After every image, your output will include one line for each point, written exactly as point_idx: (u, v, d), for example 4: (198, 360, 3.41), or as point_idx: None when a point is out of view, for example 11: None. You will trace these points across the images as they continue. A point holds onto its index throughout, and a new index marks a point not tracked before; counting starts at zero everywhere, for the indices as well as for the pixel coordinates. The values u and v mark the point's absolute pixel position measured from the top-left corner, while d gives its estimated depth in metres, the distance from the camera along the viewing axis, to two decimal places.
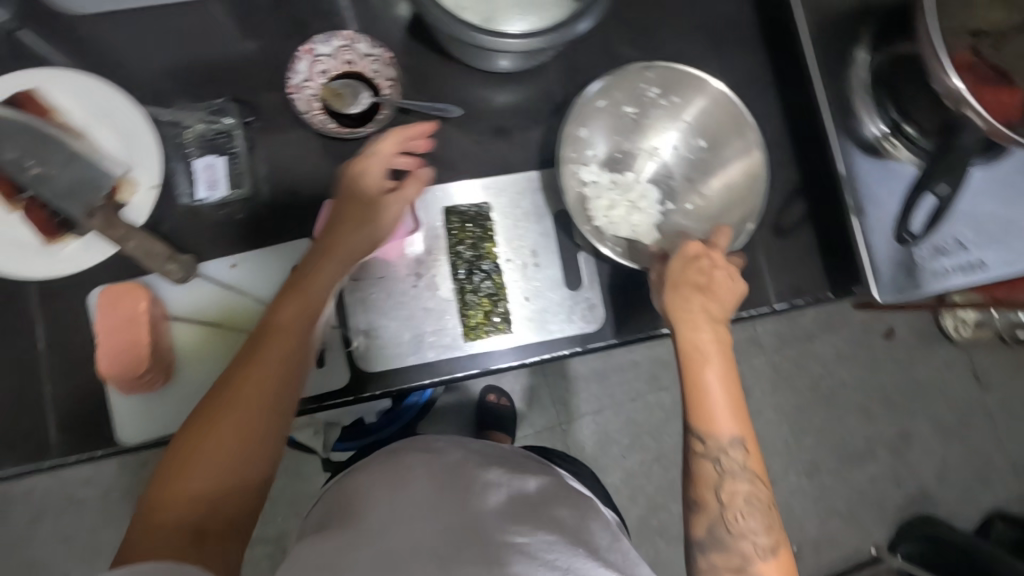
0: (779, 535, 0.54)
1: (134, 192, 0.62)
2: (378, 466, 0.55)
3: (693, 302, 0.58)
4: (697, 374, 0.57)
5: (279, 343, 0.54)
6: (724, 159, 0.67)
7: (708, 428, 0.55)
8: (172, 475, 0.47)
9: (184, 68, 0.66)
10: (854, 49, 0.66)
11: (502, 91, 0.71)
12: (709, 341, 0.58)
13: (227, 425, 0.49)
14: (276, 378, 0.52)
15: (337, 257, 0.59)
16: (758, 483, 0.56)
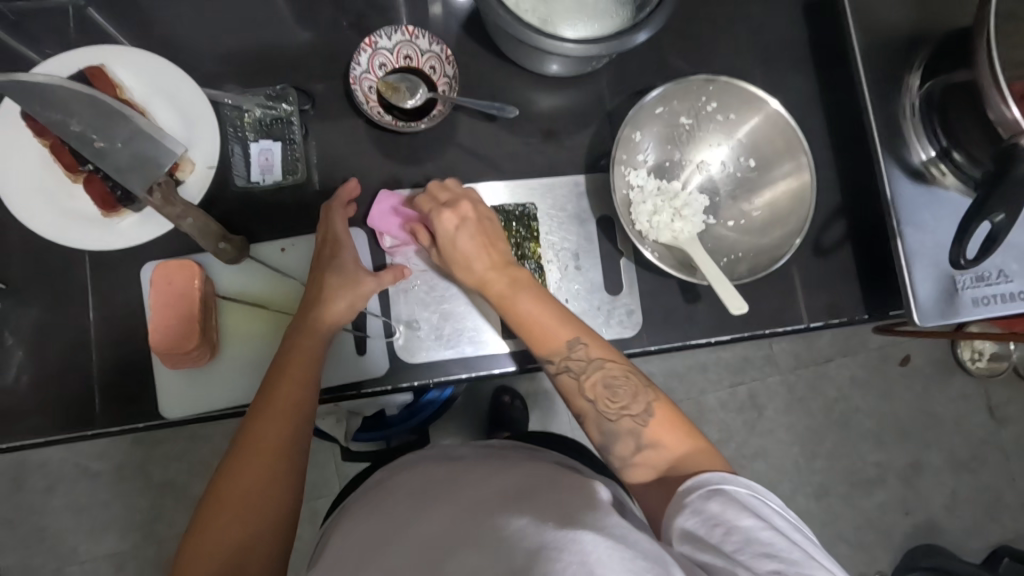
0: (650, 394, 0.55)
1: (192, 171, 0.63)
2: (380, 497, 0.58)
3: (464, 244, 0.60)
4: (511, 304, 0.58)
5: (294, 368, 0.57)
6: (772, 177, 0.68)
7: (547, 350, 0.57)
8: (204, 537, 0.48)
9: (246, 53, 0.68)
10: (909, 75, 0.67)
11: (553, 95, 0.72)
12: (502, 281, 0.59)
13: (250, 474, 0.51)
14: (283, 426, 0.54)
15: (342, 286, 0.60)
16: (612, 363, 0.56)
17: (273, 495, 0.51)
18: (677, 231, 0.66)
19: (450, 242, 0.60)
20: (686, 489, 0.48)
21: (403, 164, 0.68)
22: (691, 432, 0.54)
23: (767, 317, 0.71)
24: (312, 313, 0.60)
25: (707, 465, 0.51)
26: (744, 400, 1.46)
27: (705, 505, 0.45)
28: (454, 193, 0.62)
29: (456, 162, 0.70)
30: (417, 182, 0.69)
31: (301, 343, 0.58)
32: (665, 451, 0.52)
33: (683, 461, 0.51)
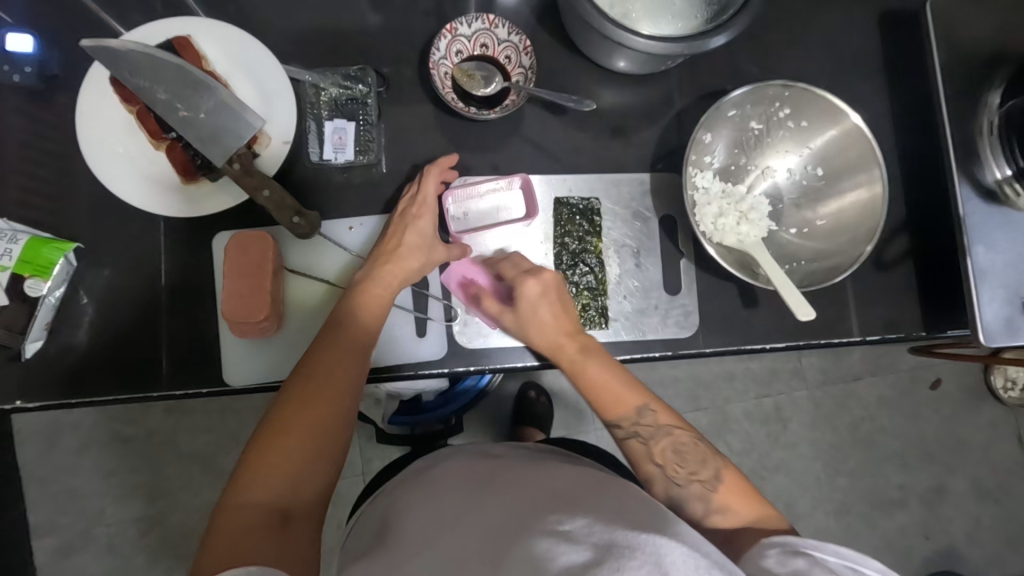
0: (717, 461, 0.58)
1: (268, 145, 0.64)
2: (424, 484, 0.61)
3: (541, 324, 0.62)
4: (581, 371, 0.61)
5: (367, 319, 0.61)
6: (841, 188, 0.67)
7: (615, 414, 0.60)
8: (258, 466, 0.51)
9: (325, 32, 0.68)
10: (988, 93, 0.66)
11: (623, 93, 0.72)
12: (574, 348, 0.62)
13: (305, 410, 0.54)
14: (344, 374, 0.57)
15: (405, 260, 0.63)
16: (679, 430, 0.60)
17: (326, 436, 0.53)
18: (746, 235, 0.67)
19: (528, 312, 0.62)
20: (772, 544, 0.51)
21: (471, 152, 0.69)
22: (761, 496, 0.57)
23: (823, 327, 0.70)
24: (381, 271, 0.62)
25: (772, 529, 0.54)
26: (769, 412, 1.45)
27: (790, 559, 0.48)
28: (521, 271, 0.63)
29: (523, 154, 0.70)
30: (484, 171, 0.69)
31: (364, 297, 0.62)
32: (733, 518, 0.56)
33: (755, 523, 0.55)
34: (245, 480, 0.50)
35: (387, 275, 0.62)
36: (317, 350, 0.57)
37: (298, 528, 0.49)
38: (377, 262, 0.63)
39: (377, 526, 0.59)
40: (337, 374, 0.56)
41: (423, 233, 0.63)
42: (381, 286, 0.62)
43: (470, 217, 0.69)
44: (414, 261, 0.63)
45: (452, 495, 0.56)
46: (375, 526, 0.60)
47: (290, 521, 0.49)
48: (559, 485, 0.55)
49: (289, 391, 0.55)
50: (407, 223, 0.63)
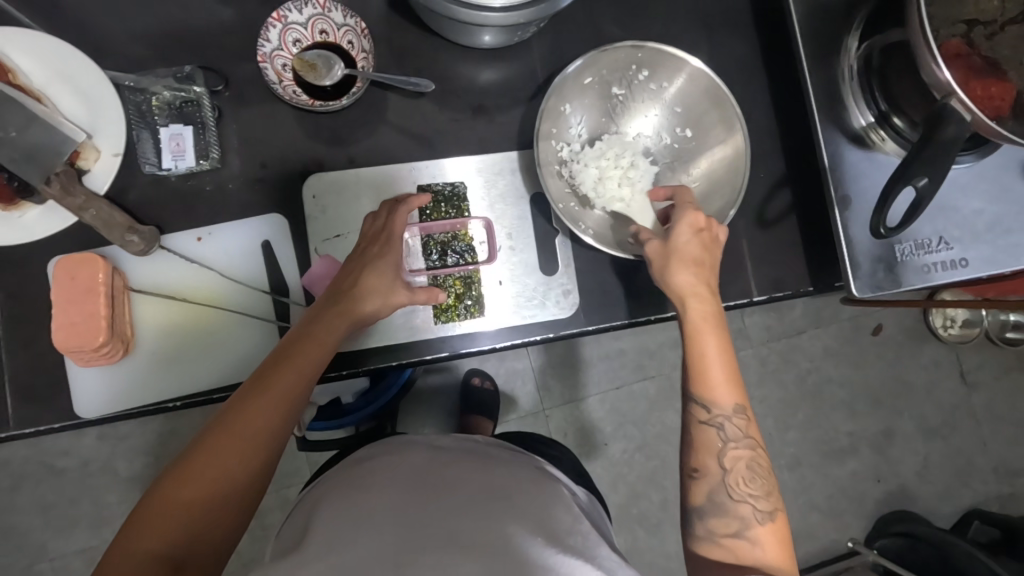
0: (778, 502, 0.54)
1: (97, 158, 0.60)
2: (356, 478, 0.53)
3: (683, 268, 0.58)
4: (699, 341, 0.56)
5: (312, 354, 0.54)
6: (708, 146, 0.67)
7: (710, 395, 0.55)
8: (159, 508, 0.45)
9: (154, 32, 0.64)
10: (846, 36, 0.64)
11: (484, 67, 0.68)
12: (710, 307, 0.58)
13: (225, 454, 0.47)
14: (271, 421, 0.50)
15: (366, 291, 0.58)
16: (759, 450, 0.55)
17: (244, 484, 0.48)
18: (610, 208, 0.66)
19: (680, 249, 0.58)
20: None
21: (327, 145, 0.65)
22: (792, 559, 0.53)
23: None
24: (332, 307, 0.57)
25: None
26: None
27: None
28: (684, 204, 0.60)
29: (384, 142, 0.67)
30: (342, 165, 0.66)
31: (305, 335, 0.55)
32: (764, 555, 0.51)
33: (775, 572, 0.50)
34: (142, 521, 0.44)
35: (342, 308, 0.57)
36: (258, 378, 0.52)
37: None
38: (337, 289, 0.58)
39: (296, 530, 0.52)
40: (266, 419, 0.50)
41: (383, 268, 0.59)
42: (325, 329, 0.56)
43: (329, 214, 0.65)
44: (370, 294, 0.58)
45: (390, 491, 0.50)
46: (294, 530, 0.52)
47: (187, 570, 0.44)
48: (493, 487, 0.52)
49: (209, 432, 0.49)
50: (364, 258, 0.59)
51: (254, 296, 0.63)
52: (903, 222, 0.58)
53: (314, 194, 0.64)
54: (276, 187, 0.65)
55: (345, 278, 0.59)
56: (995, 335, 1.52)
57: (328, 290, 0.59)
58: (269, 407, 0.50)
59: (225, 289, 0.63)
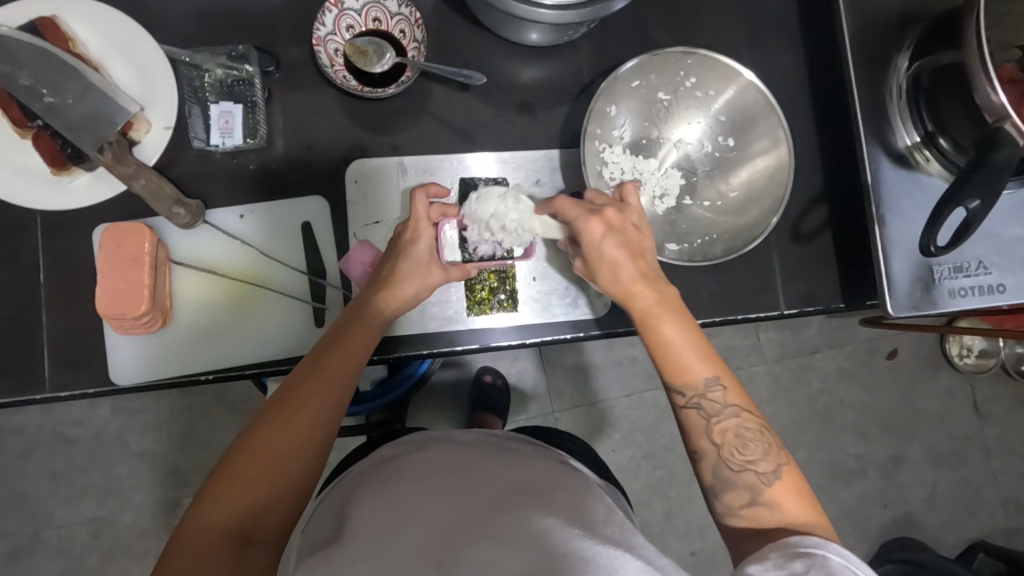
0: (781, 456, 0.52)
1: (148, 131, 0.61)
2: (390, 473, 0.54)
3: (605, 275, 0.58)
4: (653, 331, 0.56)
5: (358, 342, 0.55)
6: (750, 155, 0.67)
7: (681, 379, 0.55)
8: (219, 489, 0.46)
9: (210, 10, 0.65)
10: (896, 55, 0.64)
11: (530, 64, 0.69)
12: (647, 298, 0.57)
13: (280, 438, 0.48)
14: (320, 408, 0.51)
15: (409, 280, 0.59)
16: (746, 414, 0.54)
17: (297, 467, 0.49)
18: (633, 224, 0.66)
19: (596, 258, 0.58)
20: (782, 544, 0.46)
21: (371, 132, 0.66)
22: (819, 510, 0.51)
23: (739, 302, 0.69)
24: (375, 296, 0.58)
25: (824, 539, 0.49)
26: None
27: (789, 563, 0.43)
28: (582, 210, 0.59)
29: (427, 132, 0.67)
30: (385, 152, 0.66)
31: (348, 326, 0.56)
32: (783, 514, 0.50)
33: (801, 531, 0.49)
34: (203, 501, 0.46)
35: (386, 297, 0.58)
36: (308, 366, 0.53)
37: (257, 555, 0.45)
38: (378, 279, 0.59)
39: (334, 518, 0.53)
40: (316, 404, 0.51)
41: (421, 262, 0.60)
42: (365, 322, 0.57)
43: (369, 200, 0.65)
44: (412, 284, 0.59)
45: (423, 488, 0.51)
46: (330, 521, 0.53)
47: (249, 548, 0.45)
48: (525, 481, 0.53)
49: (262, 417, 0.50)
50: (403, 247, 0.60)
51: (290, 276, 0.64)
52: (953, 242, 0.58)
53: (356, 179, 0.65)
54: (317, 170, 0.65)
55: (385, 268, 0.60)
56: (1011, 367, 1.50)
57: (367, 284, 0.60)
58: (317, 393, 0.51)
59: (264, 268, 0.64)
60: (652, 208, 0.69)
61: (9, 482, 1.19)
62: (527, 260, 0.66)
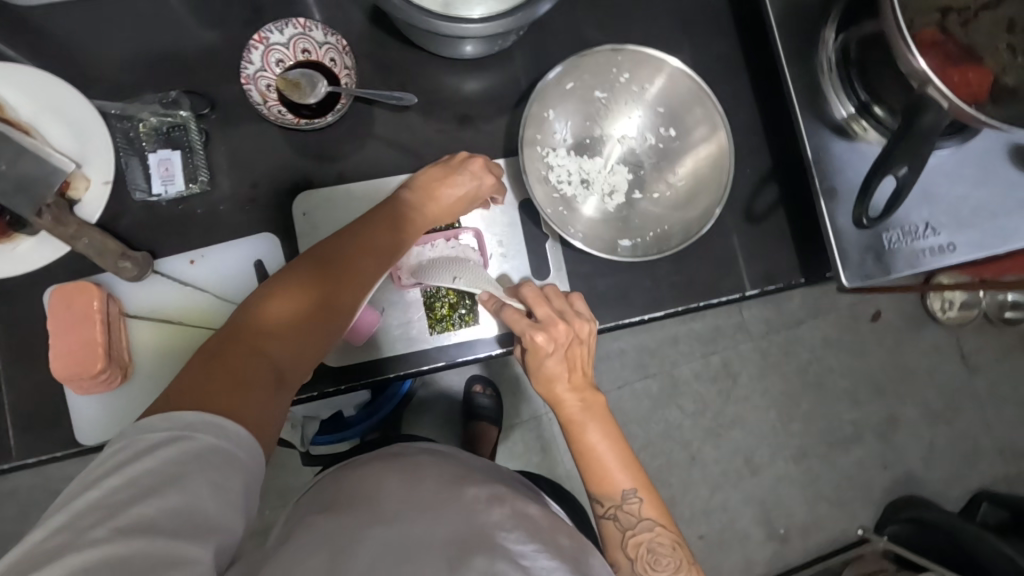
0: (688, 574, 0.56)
1: (87, 188, 0.61)
2: (401, 464, 0.52)
3: (539, 381, 0.58)
4: (579, 436, 0.58)
5: (376, 254, 0.58)
6: (692, 144, 0.68)
7: (601, 490, 0.57)
8: (252, 333, 0.50)
9: (141, 59, 0.65)
10: (823, 29, 0.65)
11: (468, 76, 0.69)
12: (575, 406, 0.58)
13: (300, 313, 0.52)
14: (347, 300, 0.55)
15: (426, 200, 0.61)
16: (660, 528, 0.57)
17: (306, 353, 0.52)
18: (583, 224, 0.67)
19: (539, 366, 0.58)
20: None
21: (314, 162, 0.66)
22: None
23: (701, 289, 0.69)
24: (399, 216, 0.60)
25: None
26: (718, 370, 1.43)
27: None
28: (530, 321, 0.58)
29: (371, 156, 0.67)
30: (331, 181, 0.66)
31: (358, 239, 0.57)
32: None
33: None
34: (239, 335, 0.49)
35: (418, 220, 0.61)
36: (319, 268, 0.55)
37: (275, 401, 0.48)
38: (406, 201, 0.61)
39: (323, 496, 0.50)
40: (344, 296, 0.55)
41: (427, 209, 0.61)
42: (363, 260, 0.56)
43: (319, 230, 0.65)
44: (439, 211, 0.62)
45: (432, 481, 0.48)
46: (318, 502, 0.49)
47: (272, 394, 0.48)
48: (537, 515, 0.50)
49: (284, 292, 0.52)
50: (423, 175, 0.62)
51: None
52: (886, 212, 0.59)
53: (305, 212, 0.65)
54: (265, 207, 0.65)
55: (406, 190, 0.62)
56: (995, 315, 1.51)
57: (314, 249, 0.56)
58: (292, 330, 0.51)
59: (220, 311, 0.63)
60: (604, 206, 0.69)
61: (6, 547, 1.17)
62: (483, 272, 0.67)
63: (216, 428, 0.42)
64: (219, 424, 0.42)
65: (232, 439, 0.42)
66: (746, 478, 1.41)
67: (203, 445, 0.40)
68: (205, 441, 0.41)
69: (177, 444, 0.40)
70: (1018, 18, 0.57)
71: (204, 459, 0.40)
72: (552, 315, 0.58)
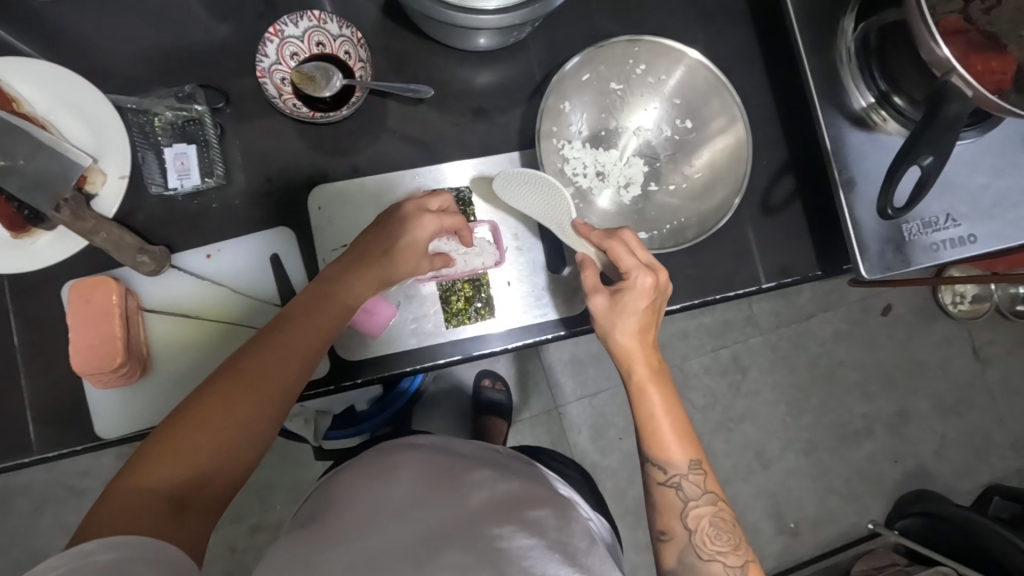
0: (747, 555, 0.54)
1: (103, 182, 0.61)
2: (381, 467, 0.55)
3: (627, 326, 0.57)
4: (644, 399, 0.57)
5: (302, 334, 0.54)
6: (708, 135, 0.67)
7: (664, 456, 0.55)
8: (170, 444, 0.47)
9: (155, 54, 0.65)
10: (842, 18, 0.64)
11: (481, 69, 0.68)
12: (644, 369, 0.57)
13: (228, 402, 0.49)
14: (276, 377, 0.52)
15: (364, 281, 0.58)
16: (722, 504, 0.55)
17: (237, 444, 0.50)
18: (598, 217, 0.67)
19: (623, 311, 0.57)
20: None
21: (328, 156, 0.66)
22: None
23: (717, 282, 0.69)
24: (346, 273, 0.58)
25: None
26: (728, 364, 1.43)
27: None
28: (638, 263, 0.57)
29: (385, 149, 0.67)
30: (345, 174, 0.66)
31: (312, 298, 0.56)
32: None
33: None
34: (154, 449, 0.47)
35: (338, 291, 0.57)
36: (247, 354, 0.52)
37: (190, 521, 0.46)
38: (337, 272, 0.58)
39: (309, 512, 0.54)
40: (274, 376, 0.52)
41: (399, 261, 0.59)
42: (294, 342, 0.53)
43: (335, 224, 0.65)
44: (365, 288, 0.58)
45: (405, 482, 0.51)
46: (305, 514, 0.54)
47: (187, 511, 0.46)
48: (505, 498, 0.51)
49: (221, 379, 0.50)
50: (370, 241, 0.59)
51: (265, 310, 0.64)
52: (911, 202, 0.57)
53: (320, 205, 0.65)
54: (280, 201, 0.65)
55: (344, 260, 0.59)
56: (1007, 308, 1.50)
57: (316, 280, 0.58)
58: (220, 427, 0.49)
59: (236, 305, 0.63)
60: (619, 199, 0.69)
61: (20, 542, 1.17)
62: (499, 266, 0.67)
63: (115, 544, 0.40)
64: (119, 541, 0.41)
65: (135, 553, 0.41)
66: (756, 472, 1.41)
67: (103, 562, 0.39)
68: (107, 559, 0.39)
69: (72, 562, 0.38)
70: None
71: (109, 569, 0.39)
72: (653, 259, 0.58)
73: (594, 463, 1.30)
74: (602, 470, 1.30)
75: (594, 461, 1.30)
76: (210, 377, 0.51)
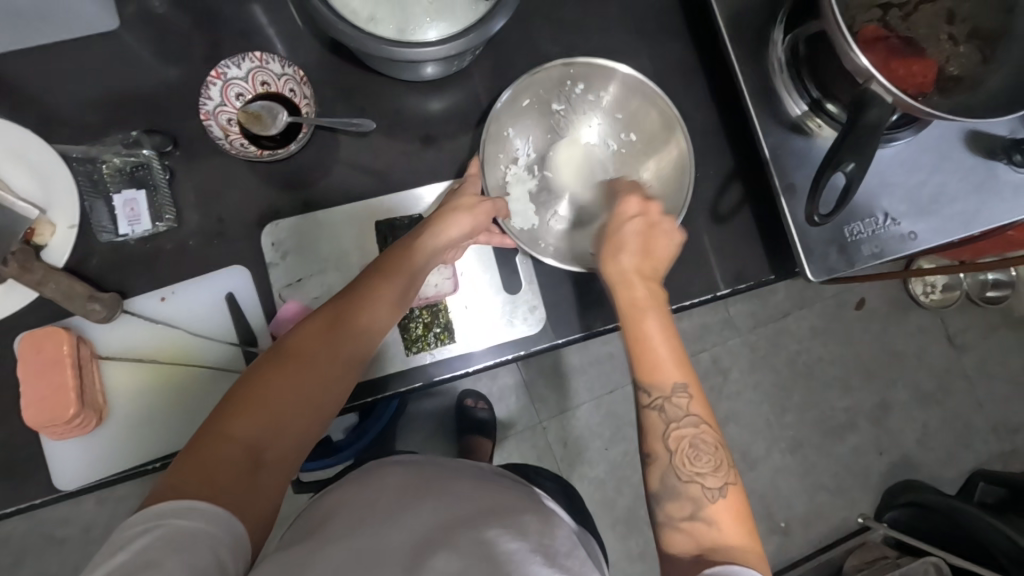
0: (727, 477, 0.52)
1: (52, 233, 0.61)
2: (374, 479, 0.54)
3: (624, 253, 0.58)
4: (639, 322, 0.56)
5: (379, 300, 0.55)
6: (655, 149, 0.69)
7: (650, 379, 0.54)
8: (257, 398, 0.47)
9: (102, 101, 0.65)
10: (772, 31, 0.66)
11: (429, 97, 0.70)
12: (640, 294, 0.57)
13: (305, 369, 0.50)
14: (352, 348, 0.52)
15: (438, 245, 0.60)
16: (706, 427, 0.53)
17: (307, 415, 0.49)
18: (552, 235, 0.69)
19: (620, 238, 0.59)
20: (710, 574, 0.44)
21: (280, 192, 0.66)
22: (752, 536, 0.50)
23: (673, 292, 0.70)
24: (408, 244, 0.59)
25: (753, 565, 0.47)
26: (708, 367, 1.44)
27: None
28: (638, 206, 0.60)
29: (337, 181, 0.67)
30: (297, 209, 0.66)
31: (381, 274, 0.57)
32: (721, 537, 0.49)
33: (730, 553, 0.48)
34: (239, 404, 0.47)
35: (402, 261, 0.58)
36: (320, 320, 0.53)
37: (267, 480, 0.45)
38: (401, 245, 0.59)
39: (320, 513, 0.52)
40: (349, 348, 0.52)
41: (444, 234, 0.60)
42: (371, 310, 0.54)
43: (289, 259, 0.65)
44: (427, 258, 0.59)
45: (396, 492, 0.51)
46: (305, 524, 0.51)
47: (262, 471, 0.45)
48: (500, 504, 0.52)
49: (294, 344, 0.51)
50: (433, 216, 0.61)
51: (221, 349, 0.64)
52: (836, 208, 0.59)
53: (273, 242, 0.65)
54: (233, 239, 0.65)
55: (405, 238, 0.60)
56: (976, 295, 1.52)
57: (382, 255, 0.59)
58: (298, 387, 0.49)
59: (192, 346, 0.64)
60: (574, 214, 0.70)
61: None
62: (454, 290, 0.67)
63: (181, 509, 0.40)
64: (185, 505, 0.41)
65: (202, 520, 0.41)
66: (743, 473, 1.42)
67: (173, 528, 0.39)
68: (177, 526, 0.40)
69: (152, 532, 0.39)
70: (958, 9, 0.59)
71: (169, 542, 0.39)
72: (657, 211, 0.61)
73: (581, 475, 1.30)
74: (589, 481, 1.30)
75: (581, 473, 1.30)
76: (283, 342, 0.52)
